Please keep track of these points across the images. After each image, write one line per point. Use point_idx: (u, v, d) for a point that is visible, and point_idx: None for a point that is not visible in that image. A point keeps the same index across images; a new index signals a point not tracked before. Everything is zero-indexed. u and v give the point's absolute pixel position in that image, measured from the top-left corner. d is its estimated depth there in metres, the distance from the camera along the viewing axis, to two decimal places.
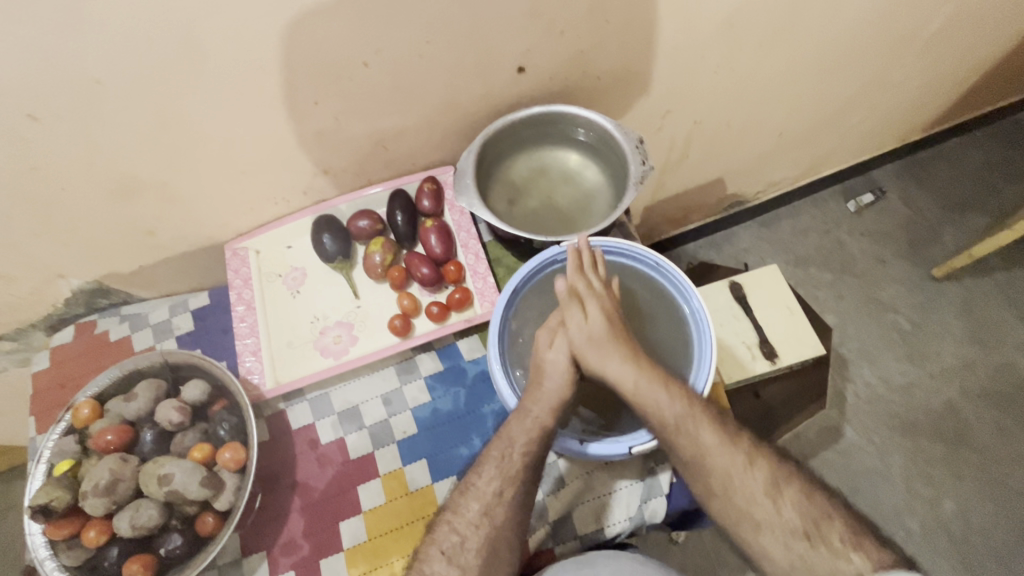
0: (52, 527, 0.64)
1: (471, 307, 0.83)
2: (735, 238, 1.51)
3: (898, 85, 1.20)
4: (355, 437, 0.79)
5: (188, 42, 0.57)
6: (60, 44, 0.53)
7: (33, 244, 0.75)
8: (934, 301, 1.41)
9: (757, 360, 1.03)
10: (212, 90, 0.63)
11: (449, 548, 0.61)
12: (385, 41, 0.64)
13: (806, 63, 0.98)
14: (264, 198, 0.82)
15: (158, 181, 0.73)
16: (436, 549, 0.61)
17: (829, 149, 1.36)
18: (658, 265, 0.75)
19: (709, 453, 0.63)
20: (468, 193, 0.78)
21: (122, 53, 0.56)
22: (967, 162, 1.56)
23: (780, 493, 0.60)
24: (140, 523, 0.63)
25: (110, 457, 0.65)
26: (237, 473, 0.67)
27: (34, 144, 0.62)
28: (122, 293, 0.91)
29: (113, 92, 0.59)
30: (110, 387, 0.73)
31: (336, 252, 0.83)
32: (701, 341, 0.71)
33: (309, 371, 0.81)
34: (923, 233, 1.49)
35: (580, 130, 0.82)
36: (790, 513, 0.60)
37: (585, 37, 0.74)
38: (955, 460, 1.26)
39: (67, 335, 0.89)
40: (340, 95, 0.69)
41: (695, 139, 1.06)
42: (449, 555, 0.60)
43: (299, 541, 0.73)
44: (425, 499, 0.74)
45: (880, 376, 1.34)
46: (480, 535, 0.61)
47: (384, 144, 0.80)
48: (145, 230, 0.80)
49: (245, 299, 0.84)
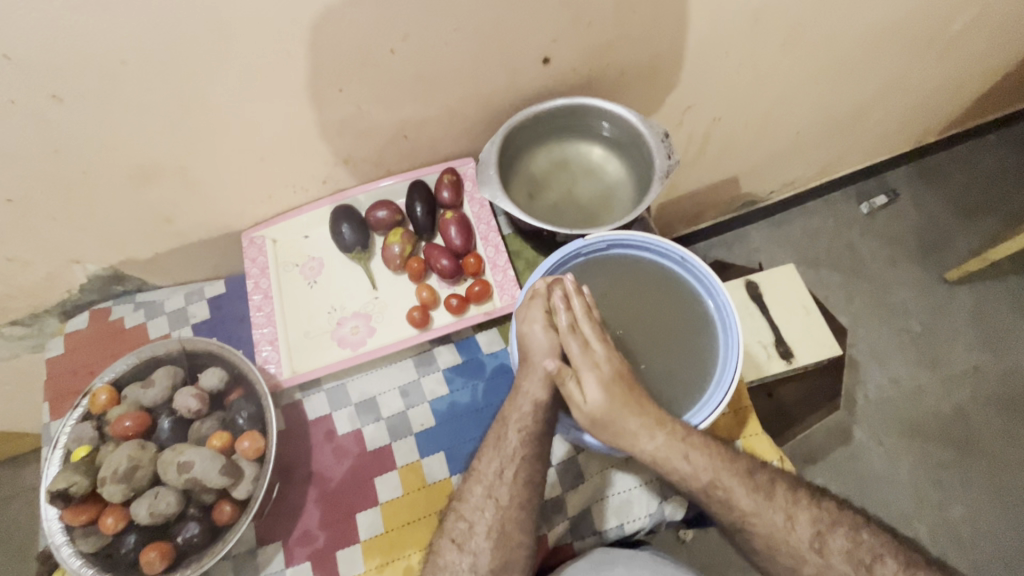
0: (69, 513, 0.63)
1: (490, 300, 0.82)
2: (747, 237, 1.50)
3: (919, 85, 1.19)
4: (373, 428, 0.78)
5: (214, 23, 0.56)
6: (86, 22, 0.52)
7: (50, 229, 0.75)
8: (945, 305, 1.41)
9: (772, 359, 1.02)
10: (237, 75, 0.62)
11: (459, 537, 0.63)
12: (413, 28, 0.63)
13: (828, 60, 0.97)
14: (282, 186, 0.81)
15: (178, 167, 0.72)
16: (448, 537, 0.63)
17: (844, 149, 1.35)
18: (684, 260, 0.74)
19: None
20: (491, 184, 0.77)
21: (148, 34, 0.55)
22: (980, 166, 1.55)
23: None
24: (159, 510, 0.62)
25: (129, 443, 0.64)
26: (255, 462, 0.67)
27: (56, 125, 0.61)
28: (137, 280, 0.90)
29: (138, 74, 0.59)
30: (127, 374, 0.73)
31: (355, 242, 0.82)
32: (727, 337, 0.70)
33: (326, 361, 0.80)
34: (935, 236, 1.48)
35: (604, 123, 0.82)
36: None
37: (611, 29, 0.73)
38: (963, 463, 1.25)
39: (81, 321, 0.89)
40: (364, 83, 0.68)
41: (714, 136, 1.05)
42: (458, 542, 0.63)
43: (315, 532, 0.73)
44: (443, 492, 0.74)
45: (891, 378, 1.33)
46: (488, 519, 0.63)
47: (406, 134, 0.79)
48: (163, 217, 0.79)
49: (262, 287, 0.83)
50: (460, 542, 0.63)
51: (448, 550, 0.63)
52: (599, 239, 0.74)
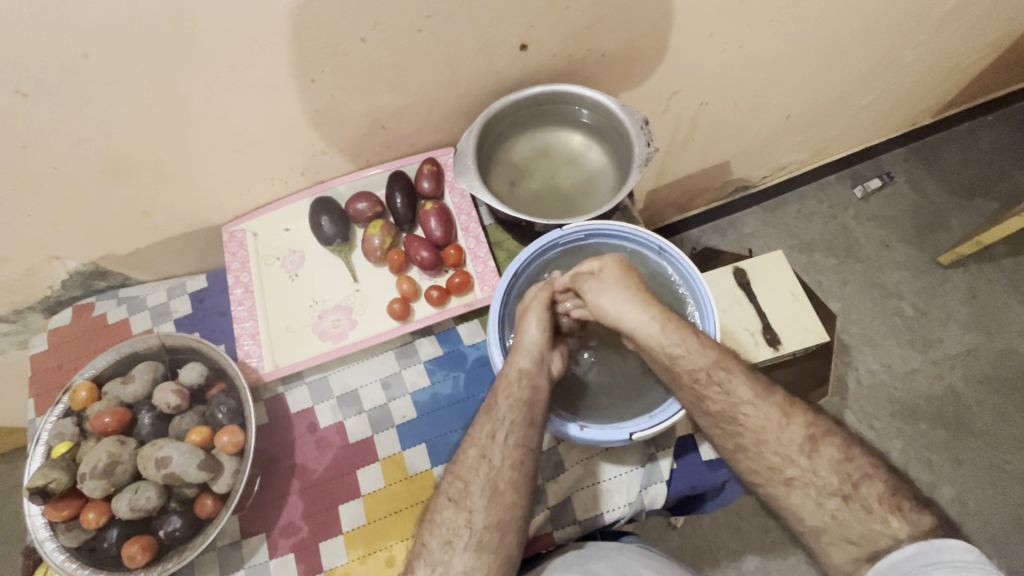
0: (51, 509, 0.64)
1: (472, 291, 0.82)
2: (739, 223, 1.49)
3: (910, 67, 1.17)
4: (355, 421, 0.78)
5: (176, 14, 0.54)
6: (44, 15, 0.51)
7: (26, 225, 0.74)
8: (939, 287, 1.40)
9: (759, 346, 1.02)
10: (205, 66, 0.61)
11: (459, 499, 0.59)
12: (384, 14, 0.61)
13: (817, 40, 0.94)
14: (261, 179, 0.81)
15: (152, 160, 0.71)
16: (445, 498, 0.60)
17: (838, 131, 1.33)
18: (662, 249, 0.74)
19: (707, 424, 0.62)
20: (469, 175, 0.76)
21: (108, 26, 0.54)
22: (977, 147, 1.53)
23: (804, 472, 0.57)
24: (139, 505, 0.63)
25: (109, 439, 0.65)
26: (235, 456, 0.67)
27: (23, 120, 0.61)
28: (120, 274, 0.90)
29: (104, 67, 0.58)
30: (108, 369, 0.73)
31: (335, 235, 0.82)
32: (706, 328, 0.70)
33: (308, 354, 0.80)
34: (930, 218, 1.47)
35: (583, 111, 0.80)
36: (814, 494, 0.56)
37: (588, 12, 0.71)
38: (954, 445, 1.25)
39: (65, 317, 0.89)
40: (337, 72, 0.67)
41: (701, 121, 1.04)
42: (456, 501, 0.59)
43: (298, 523, 0.73)
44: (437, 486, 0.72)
45: (883, 362, 1.33)
46: None
47: (384, 124, 0.78)
48: (141, 211, 0.79)
49: (243, 282, 0.83)
50: (469, 512, 0.58)
51: (444, 510, 0.59)
52: (577, 229, 0.74)
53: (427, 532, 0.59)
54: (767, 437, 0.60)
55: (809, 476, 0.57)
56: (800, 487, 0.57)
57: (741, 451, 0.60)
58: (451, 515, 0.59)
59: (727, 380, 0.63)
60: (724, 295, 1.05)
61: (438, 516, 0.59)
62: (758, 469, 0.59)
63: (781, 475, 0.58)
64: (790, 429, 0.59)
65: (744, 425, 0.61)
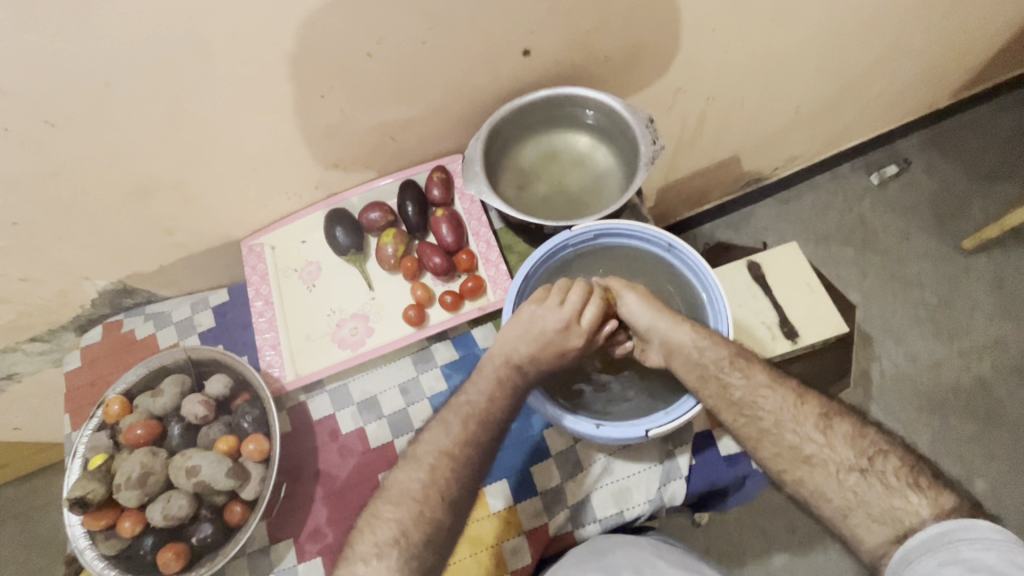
0: (90, 519, 0.66)
1: (485, 295, 0.83)
2: (753, 216, 1.47)
3: (921, 53, 1.16)
4: (375, 426, 0.80)
5: (192, 37, 0.57)
6: (68, 49, 0.54)
7: (58, 248, 0.78)
8: (963, 274, 1.37)
9: (777, 340, 1.01)
10: (218, 88, 0.63)
11: (452, 499, 0.57)
12: (389, 30, 0.63)
13: (823, 29, 0.94)
14: (277, 194, 0.83)
15: (174, 181, 0.74)
16: (436, 493, 0.57)
17: (850, 120, 1.32)
18: (671, 246, 0.74)
19: (760, 405, 0.61)
20: (478, 180, 0.77)
21: (128, 54, 0.56)
22: (997, 130, 1.49)
23: (830, 453, 0.57)
24: (172, 513, 0.65)
25: (141, 451, 0.67)
26: (261, 464, 0.69)
27: (52, 150, 0.64)
28: (145, 292, 0.93)
29: (123, 94, 0.60)
30: (138, 384, 0.75)
31: (350, 245, 0.84)
32: (718, 321, 0.70)
33: (327, 363, 0.82)
34: (951, 204, 1.44)
35: (587, 112, 0.81)
36: (845, 475, 0.56)
37: (590, 16, 0.72)
38: (986, 435, 1.22)
39: (96, 335, 0.93)
40: (345, 87, 0.69)
41: (709, 116, 1.04)
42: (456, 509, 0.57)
43: (324, 528, 0.75)
44: (507, 522, 0.71)
45: (907, 353, 1.31)
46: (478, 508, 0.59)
47: (393, 135, 0.80)
48: (164, 230, 0.82)
49: (263, 294, 0.85)
50: (456, 512, 0.58)
51: (435, 509, 0.57)
52: (587, 229, 0.74)
53: (413, 522, 0.56)
54: (790, 420, 0.60)
55: (837, 457, 0.57)
56: (842, 471, 0.56)
57: (768, 438, 0.60)
58: (441, 513, 0.57)
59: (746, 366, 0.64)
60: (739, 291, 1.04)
61: (429, 513, 0.57)
62: (786, 454, 0.59)
63: (815, 459, 0.57)
64: (811, 413, 0.60)
65: (768, 411, 0.61)
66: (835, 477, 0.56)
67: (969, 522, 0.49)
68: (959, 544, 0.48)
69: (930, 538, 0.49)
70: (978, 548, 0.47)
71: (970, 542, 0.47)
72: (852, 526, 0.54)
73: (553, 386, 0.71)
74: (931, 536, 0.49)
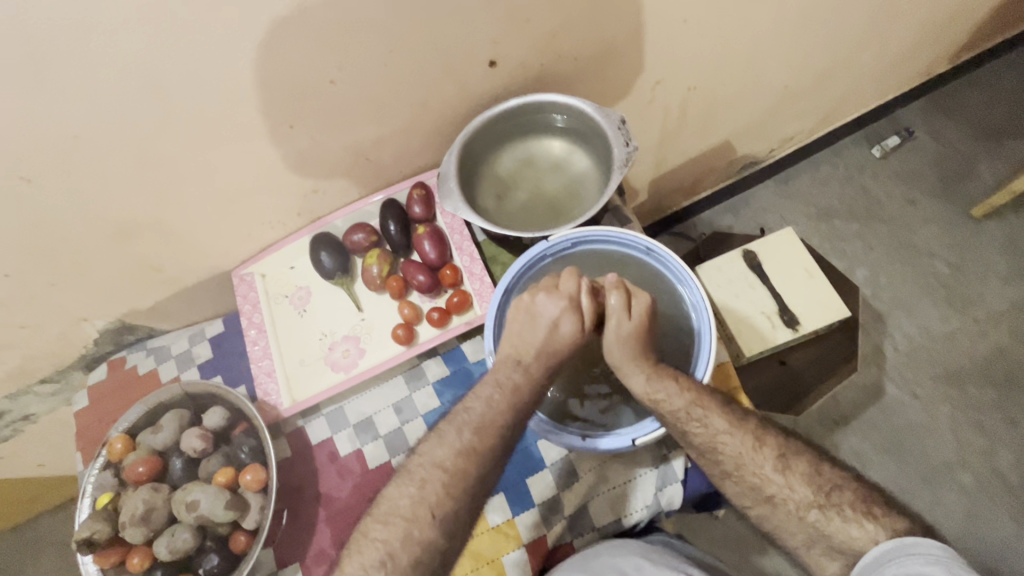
0: (100, 556, 0.69)
1: (471, 308, 0.83)
2: (753, 199, 1.44)
3: (910, 18, 1.12)
4: (372, 447, 0.81)
5: (150, 84, 0.57)
6: (33, 106, 0.55)
7: (53, 294, 0.80)
8: (975, 242, 1.32)
9: (778, 328, 0.99)
10: (185, 128, 0.64)
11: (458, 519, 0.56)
12: (348, 55, 0.63)
13: (801, 7, 0.91)
14: (260, 224, 0.85)
15: (156, 220, 0.76)
16: (426, 511, 0.56)
17: (844, 92, 1.28)
18: (650, 249, 0.73)
19: (720, 450, 0.62)
20: (453, 196, 0.77)
21: (89, 105, 0.57)
22: (1001, 88, 1.44)
23: (789, 493, 0.58)
24: (177, 547, 0.67)
25: (143, 488, 0.69)
26: (260, 493, 0.70)
27: (33, 202, 0.66)
28: (145, 327, 0.95)
29: (92, 144, 0.62)
30: (140, 420, 0.77)
31: (335, 268, 0.84)
32: (700, 325, 0.69)
33: (321, 387, 0.83)
34: (958, 169, 1.39)
35: (559, 118, 0.81)
36: (806, 512, 0.57)
37: (551, 21, 0.71)
38: (1009, 407, 1.19)
39: (101, 372, 0.95)
40: (312, 114, 0.69)
41: (691, 105, 1.02)
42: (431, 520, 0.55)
43: (328, 549, 0.76)
44: (505, 534, 0.71)
45: (921, 327, 1.27)
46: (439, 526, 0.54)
47: (368, 156, 0.80)
48: (154, 267, 0.84)
49: (256, 322, 0.86)
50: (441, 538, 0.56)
51: (431, 525, 0.55)
52: (563, 238, 0.73)
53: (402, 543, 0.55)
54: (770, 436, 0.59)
55: (795, 495, 0.58)
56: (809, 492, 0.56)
57: (730, 479, 0.61)
58: (432, 530, 0.55)
59: (706, 414, 0.62)
60: (735, 281, 1.02)
61: (416, 530, 0.55)
62: (751, 492, 0.60)
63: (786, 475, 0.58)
64: (768, 454, 0.60)
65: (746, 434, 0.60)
66: (797, 514, 0.58)
67: (919, 538, 0.51)
68: (912, 556, 0.50)
69: (886, 551, 0.52)
70: (925, 562, 0.49)
71: (917, 556, 0.50)
72: (816, 556, 0.57)
73: (546, 404, 0.69)
74: (886, 550, 0.52)
